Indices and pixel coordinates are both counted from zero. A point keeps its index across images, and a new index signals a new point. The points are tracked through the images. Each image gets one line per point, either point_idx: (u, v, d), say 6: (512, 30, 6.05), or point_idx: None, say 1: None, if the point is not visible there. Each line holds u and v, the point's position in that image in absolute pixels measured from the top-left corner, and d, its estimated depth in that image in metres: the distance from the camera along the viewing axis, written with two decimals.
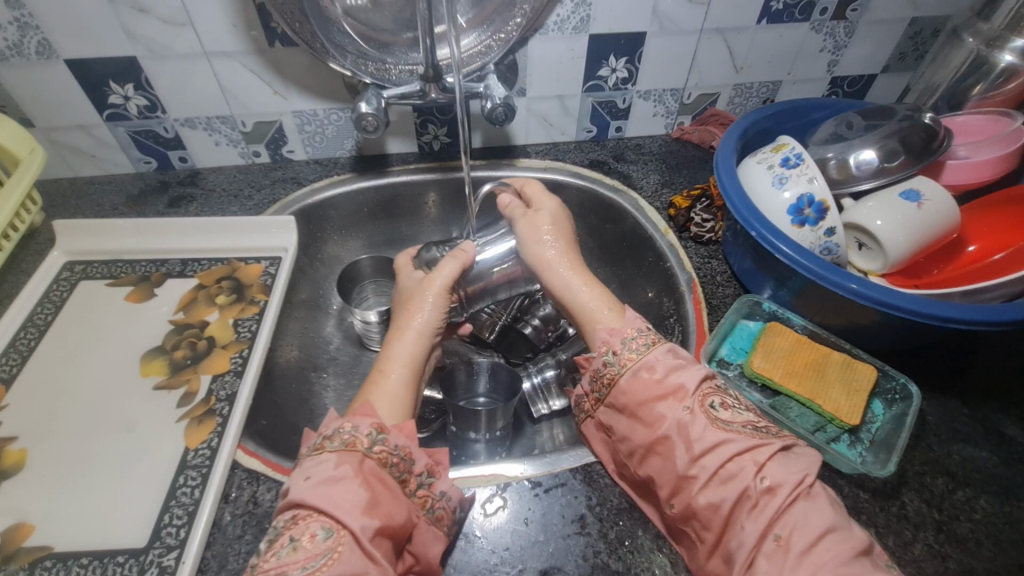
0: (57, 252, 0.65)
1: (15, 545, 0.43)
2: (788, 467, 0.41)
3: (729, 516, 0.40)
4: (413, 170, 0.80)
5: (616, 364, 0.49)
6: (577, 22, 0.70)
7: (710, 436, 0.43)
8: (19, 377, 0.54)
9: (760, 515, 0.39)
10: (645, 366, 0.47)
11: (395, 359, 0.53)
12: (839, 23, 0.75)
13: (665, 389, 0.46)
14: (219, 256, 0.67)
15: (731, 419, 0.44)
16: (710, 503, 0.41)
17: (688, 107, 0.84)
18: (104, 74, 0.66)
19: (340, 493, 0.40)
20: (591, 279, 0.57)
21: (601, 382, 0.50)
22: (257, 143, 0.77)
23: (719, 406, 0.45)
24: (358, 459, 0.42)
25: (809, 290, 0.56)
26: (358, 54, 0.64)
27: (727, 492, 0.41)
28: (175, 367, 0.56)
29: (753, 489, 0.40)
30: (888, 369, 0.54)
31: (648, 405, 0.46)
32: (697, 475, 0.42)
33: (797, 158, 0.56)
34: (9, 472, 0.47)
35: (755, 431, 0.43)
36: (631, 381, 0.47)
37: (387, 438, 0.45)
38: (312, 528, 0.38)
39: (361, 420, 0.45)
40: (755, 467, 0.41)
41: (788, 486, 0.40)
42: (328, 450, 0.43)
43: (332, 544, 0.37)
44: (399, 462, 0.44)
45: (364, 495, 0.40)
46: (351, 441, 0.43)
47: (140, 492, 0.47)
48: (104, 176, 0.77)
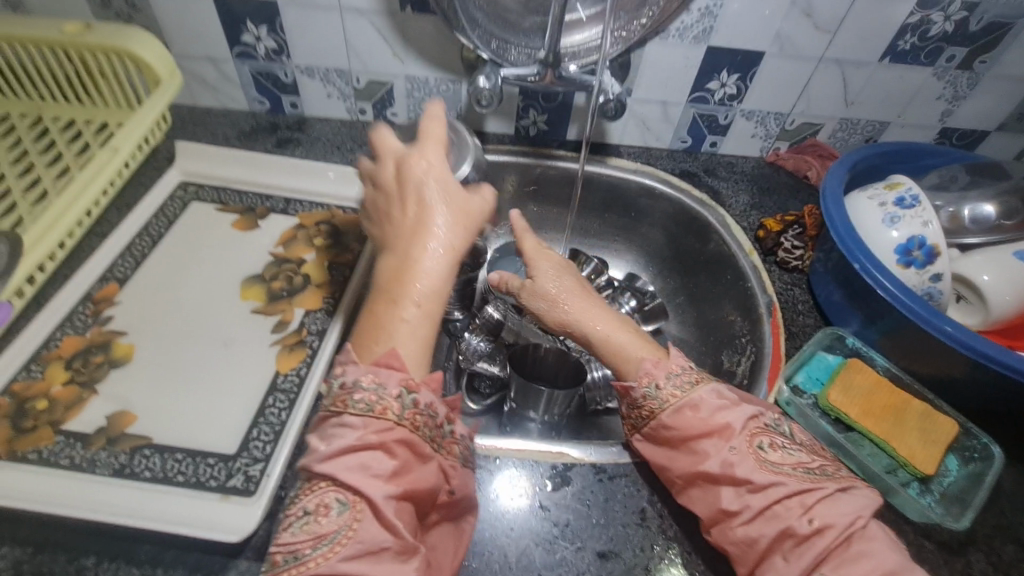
0: (174, 171, 0.68)
1: (120, 430, 0.47)
2: (839, 509, 0.41)
3: (769, 549, 0.41)
4: (506, 152, 0.82)
5: (658, 398, 0.47)
6: (699, 32, 0.71)
7: (758, 477, 0.42)
8: (131, 280, 0.58)
9: (805, 553, 0.40)
10: (692, 405, 0.46)
11: (406, 296, 0.42)
12: (964, 72, 0.74)
13: (711, 427, 0.45)
14: (317, 200, 0.69)
15: (781, 462, 0.43)
16: (748, 537, 0.42)
17: (789, 134, 0.83)
18: (243, 13, 0.70)
19: (357, 464, 0.37)
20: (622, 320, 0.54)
21: (640, 411, 0.48)
22: (365, 101, 0.80)
23: (767, 447, 0.44)
24: (384, 427, 0.38)
25: (901, 332, 0.55)
26: (486, 30, 0.66)
27: (769, 528, 0.41)
28: (272, 296, 0.59)
29: (799, 528, 0.40)
30: (971, 426, 0.53)
31: (691, 441, 0.45)
32: (740, 511, 0.42)
33: (913, 200, 0.55)
34: (118, 363, 0.51)
35: (808, 474, 0.43)
36: (676, 418, 0.46)
37: (417, 399, 0.39)
38: (327, 499, 0.36)
39: (389, 376, 0.39)
40: (802, 508, 0.41)
41: (839, 528, 0.40)
42: (348, 415, 0.38)
43: (348, 519, 0.36)
44: (428, 422, 0.40)
45: (388, 464, 0.37)
46: (377, 405, 0.38)
47: (231, 404, 0.50)
48: (220, 109, 0.81)
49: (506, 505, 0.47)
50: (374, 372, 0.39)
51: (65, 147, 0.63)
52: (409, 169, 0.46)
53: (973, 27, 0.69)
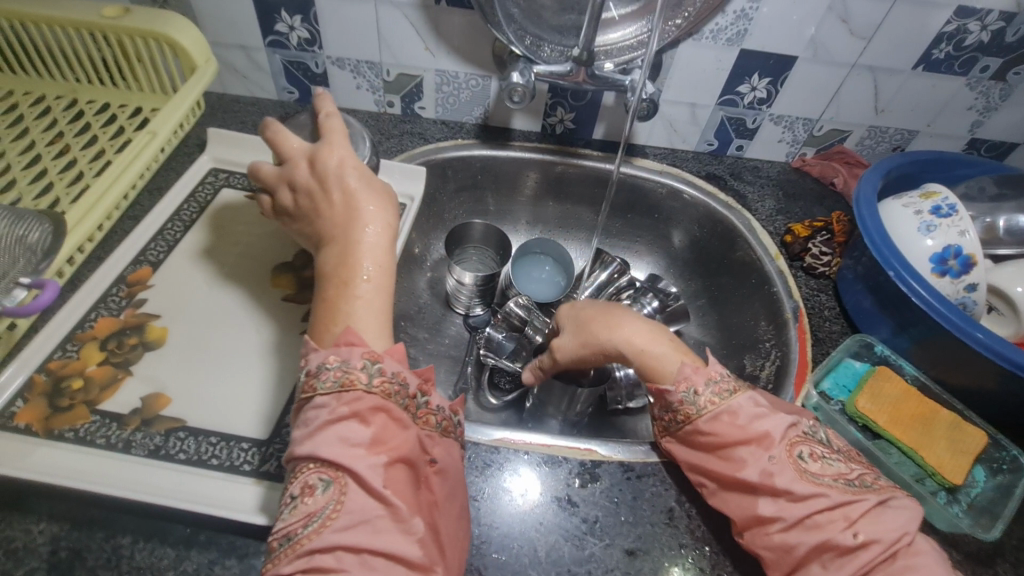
0: (205, 156, 0.68)
1: (154, 411, 0.47)
2: (884, 524, 0.39)
3: (805, 559, 0.40)
4: (531, 148, 0.82)
5: (695, 404, 0.45)
6: (733, 34, 0.71)
7: (799, 487, 0.41)
8: (164, 264, 0.58)
9: (847, 565, 0.38)
10: (729, 411, 0.44)
11: (352, 278, 0.45)
12: (997, 83, 0.73)
13: (749, 435, 0.43)
14: None
15: (821, 473, 0.42)
16: (784, 543, 0.41)
17: (816, 139, 0.83)
18: (278, 2, 0.70)
19: (339, 437, 0.37)
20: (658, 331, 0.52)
21: (675, 415, 0.47)
22: (394, 94, 0.81)
23: (807, 456, 0.43)
24: (354, 396, 0.39)
25: (933, 341, 0.55)
26: (521, 26, 0.66)
27: (809, 538, 0.40)
28: (303, 284, 0.59)
29: (841, 541, 0.39)
30: (1000, 437, 0.53)
31: (727, 448, 0.44)
32: (776, 519, 0.41)
33: (949, 209, 0.55)
34: (152, 345, 0.51)
35: (848, 486, 0.41)
36: (713, 423, 0.45)
37: (382, 367, 0.41)
38: (310, 480, 0.37)
39: (351, 351, 0.41)
40: (846, 522, 0.39)
41: (885, 544, 0.38)
42: (319, 394, 0.39)
43: (334, 494, 0.36)
44: (399, 390, 0.41)
45: (366, 433, 0.38)
46: (345, 377, 0.40)
47: (263, 390, 0.50)
48: (249, 98, 0.82)
49: (535, 500, 0.47)
50: (336, 351, 0.41)
51: (99, 130, 0.64)
52: (324, 165, 0.47)
53: (1009, 38, 0.69)
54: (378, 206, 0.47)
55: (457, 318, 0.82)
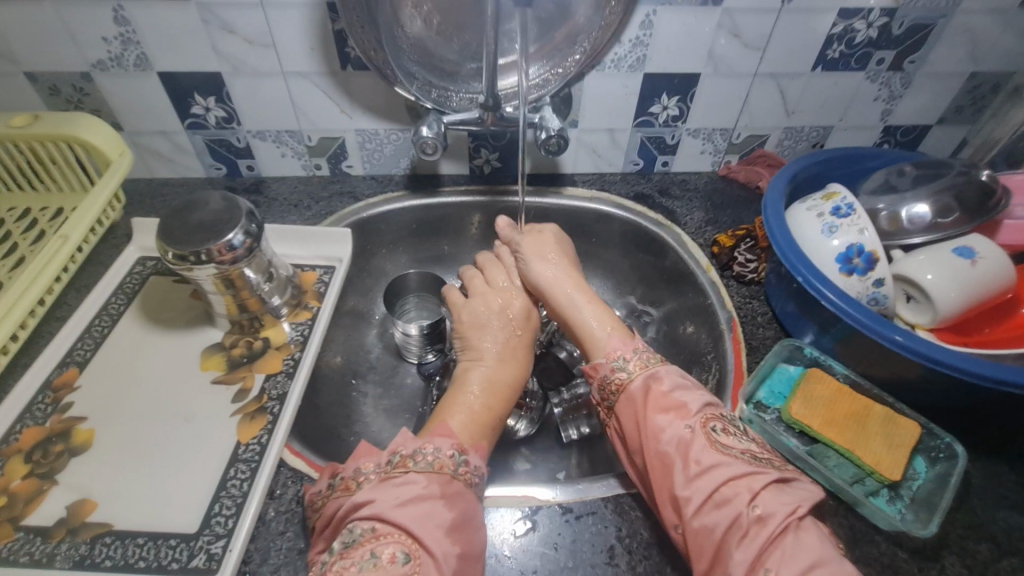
0: (132, 247, 0.68)
1: (79, 519, 0.47)
2: (780, 497, 0.42)
3: (722, 543, 0.41)
4: (462, 192, 0.83)
5: (626, 370, 0.52)
6: (633, 61, 0.72)
7: (707, 457, 0.45)
8: (91, 362, 0.58)
9: (750, 543, 0.40)
10: (654, 378, 0.51)
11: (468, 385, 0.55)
12: (895, 73, 0.74)
13: (670, 404, 0.49)
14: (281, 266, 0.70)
15: (730, 445, 0.46)
16: (704, 526, 0.42)
17: (736, 147, 0.84)
18: (190, 86, 0.72)
19: (421, 514, 0.42)
20: (594, 298, 0.61)
21: (610, 389, 0.53)
22: (319, 157, 0.82)
23: (719, 431, 0.47)
24: (445, 479, 0.45)
25: (853, 339, 0.55)
26: (425, 81, 0.68)
27: (721, 516, 0.42)
28: (232, 364, 0.59)
29: (745, 515, 0.42)
30: (933, 427, 0.53)
31: (650, 417, 0.49)
32: (691, 497, 0.44)
33: (848, 208, 0.57)
34: (78, 450, 0.51)
35: (755, 460, 0.45)
36: (640, 390, 0.51)
37: (466, 459, 0.48)
38: (392, 549, 0.40)
39: (442, 440, 0.48)
40: (749, 493, 0.43)
41: (779, 517, 0.41)
42: (413, 471, 0.45)
43: (410, 567, 0.39)
44: (479, 481, 0.47)
45: (447, 516, 0.43)
46: (435, 462, 0.46)
47: (192, 481, 0.50)
48: (178, 179, 0.83)
49: None
50: (432, 439, 0.48)
51: (20, 236, 0.64)
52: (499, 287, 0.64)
53: (895, 31, 0.70)
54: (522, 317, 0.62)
55: (411, 368, 0.79)
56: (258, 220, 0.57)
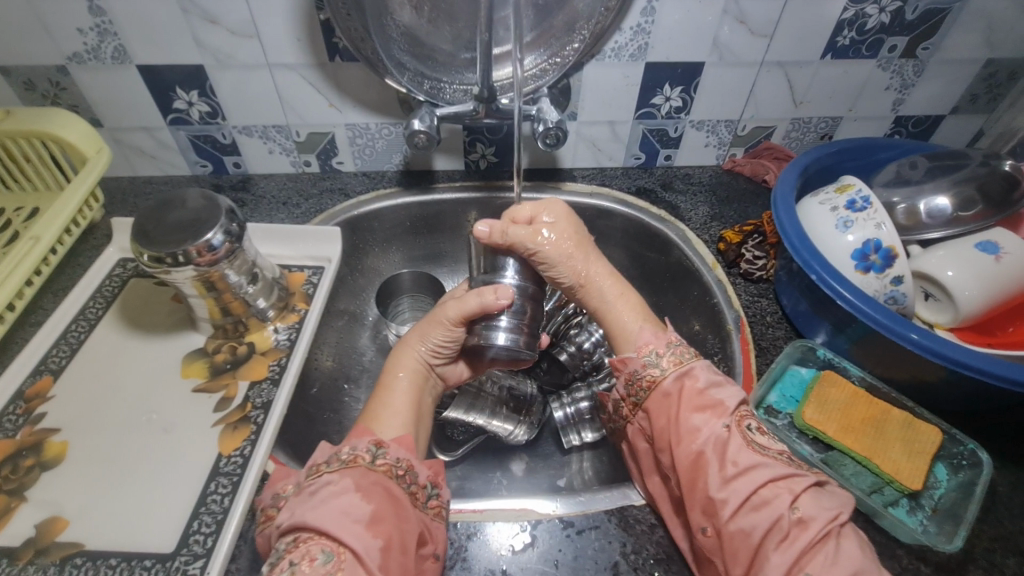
0: (112, 248, 0.65)
1: (49, 539, 0.44)
2: (821, 502, 0.40)
3: (760, 547, 0.39)
4: (457, 188, 0.80)
5: (658, 366, 0.48)
6: (634, 50, 0.68)
7: (744, 457, 0.42)
8: (66, 371, 0.55)
9: (791, 547, 0.38)
10: (690, 374, 0.47)
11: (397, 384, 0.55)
12: (908, 61, 0.71)
13: (705, 401, 0.45)
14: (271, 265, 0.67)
15: (767, 444, 0.43)
16: (742, 530, 0.40)
17: (742, 139, 0.81)
18: (172, 80, 0.69)
19: (335, 510, 0.39)
20: (628, 289, 0.56)
21: (639, 385, 0.48)
22: (308, 153, 0.79)
23: (755, 429, 0.44)
24: (359, 473, 0.42)
25: (869, 340, 0.52)
26: (416, 72, 0.65)
27: (760, 519, 0.39)
28: (215, 370, 0.56)
29: (786, 519, 0.39)
30: (955, 432, 0.50)
31: (684, 415, 0.45)
32: (727, 500, 0.41)
33: (864, 201, 0.54)
34: (50, 464, 0.48)
35: (791, 461, 0.43)
36: (676, 386, 0.47)
37: (387, 452, 0.45)
38: (313, 551, 0.37)
39: (358, 439, 0.45)
40: (790, 495, 0.40)
41: (821, 521, 0.39)
42: (327, 473, 0.42)
43: (332, 569, 0.36)
44: (404, 475, 0.44)
45: (367, 510, 0.39)
46: (351, 458, 0.43)
47: (171, 497, 0.47)
48: (162, 177, 0.80)
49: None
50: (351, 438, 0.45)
51: None
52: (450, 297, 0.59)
53: (909, 16, 0.67)
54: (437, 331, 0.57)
55: None
56: (239, 218, 0.54)
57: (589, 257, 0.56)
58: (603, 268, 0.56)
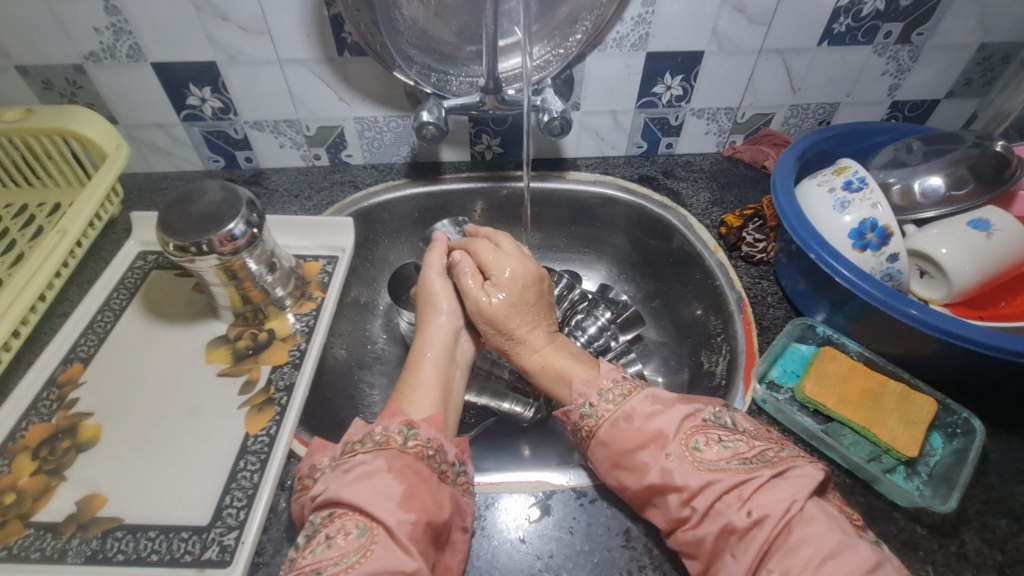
0: (132, 241, 0.67)
1: (90, 514, 0.46)
2: (774, 496, 0.41)
3: (717, 550, 0.41)
4: (463, 179, 0.82)
5: (593, 416, 0.49)
6: (636, 39, 0.70)
7: (694, 478, 0.43)
8: (95, 358, 0.57)
9: (749, 549, 0.39)
10: (626, 415, 0.48)
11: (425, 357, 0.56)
12: (903, 46, 0.73)
13: (646, 436, 0.46)
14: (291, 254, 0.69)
15: (717, 458, 0.43)
16: (699, 538, 0.42)
17: (741, 127, 0.83)
18: (185, 77, 0.70)
19: (371, 488, 0.41)
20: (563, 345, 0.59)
21: (581, 434, 0.50)
22: (318, 147, 0.81)
23: (702, 445, 0.44)
24: (391, 454, 0.44)
25: (867, 316, 0.55)
26: (423, 65, 0.66)
27: (714, 527, 0.41)
28: (238, 356, 0.58)
29: (738, 522, 0.40)
30: (949, 402, 0.52)
31: (630, 452, 0.46)
32: (688, 515, 0.43)
33: (860, 182, 0.57)
34: (85, 445, 0.51)
35: (742, 465, 0.43)
36: (613, 431, 0.47)
37: (418, 432, 0.46)
38: (347, 525, 0.40)
39: (390, 420, 0.47)
40: (739, 502, 0.41)
41: (775, 517, 0.39)
42: (362, 453, 0.44)
43: (366, 541, 0.39)
44: (434, 454, 0.46)
45: (399, 488, 0.42)
46: (384, 439, 0.45)
47: (202, 474, 0.49)
48: (176, 172, 0.82)
49: (494, 543, 0.47)
50: (380, 421, 0.47)
51: (18, 233, 0.64)
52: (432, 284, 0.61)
53: (904, 3, 0.68)
54: (447, 296, 0.60)
55: None
56: (258, 209, 0.56)
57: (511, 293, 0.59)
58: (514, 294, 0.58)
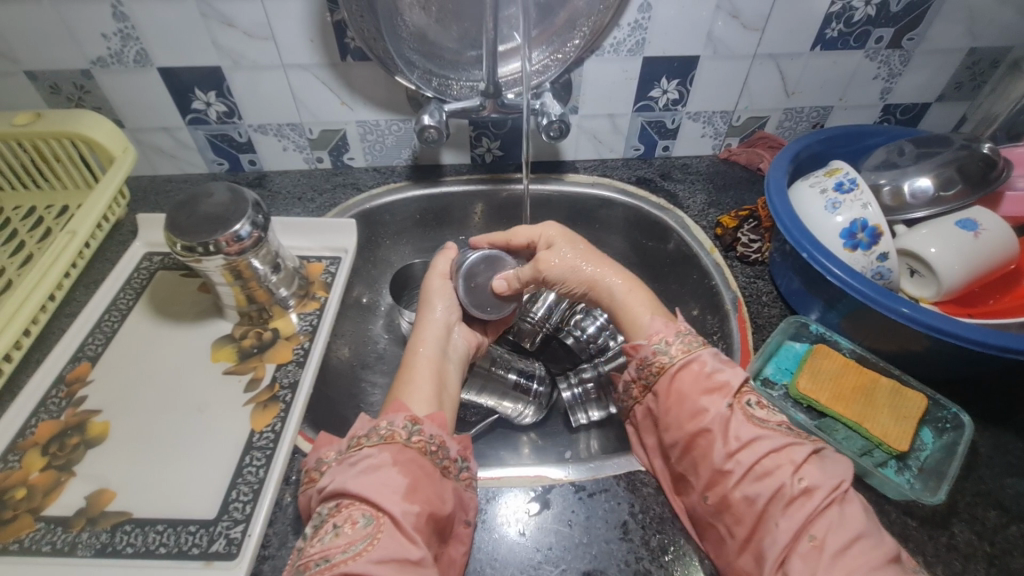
0: (138, 243, 0.69)
1: (99, 509, 0.47)
2: (826, 469, 0.43)
3: (764, 512, 0.42)
4: (464, 181, 0.83)
5: (667, 353, 0.50)
6: (633, 44, 0.71)
7: (746, 432, 0.45)
8: (103, 356, 0.58)
9: (796, 513, 0.41)
10: (696, 361, 0.49)
11: (417, 352, 0.57)
12: (894, 51, 0.74)
13: (713, 384, 0.47)
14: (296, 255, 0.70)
15: (767, 418, 0.46)
16: (746, 497, 0.43)
17: (737, 129, 0.84)
18: (190, 82, 0.72)
19: (380, 481, 0.42)
20: (637, 284, 0.59)
21: (650, 369, 0.51)
22: (321, 150, 0.82)
23: (755, 404, 0.47)
24: (396, 448, 0.45)
25: (859, 314, 0.56)
26: (424, 70, 0.68)
27: (763, 488, 0.43)
28: (243, 354, 0.60)
29: (790, 487, 0.42)
30: (939, 397, 0.53)
31: (693, 398, 0.47)
32: (732, 469, 0.44)
33: (851, 183, 0.58)
34: (94, 441, 0.52)
35: (792, 431, 0.45)
36: (683, 370, 0.49)
37: (422, 428, 0.47)
38: (354, 515, 0.41)
39: (396, 414, 0.47)
40: (792, 466, 0.43)
41: (825, 488, 0.41)
42: (368, 446, 0.45)
43: (373, 530, 0.40)
44: (437, 450, 0.46)
45: (403, 481, 0.43)
46: (388, 434, 0.46)
47: (208, 470, 0.50)
48: (180, 175, 0.83)
49: (494, 536, 0.48)
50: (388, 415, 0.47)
51: (27, 234, 0.65)
52: (431, 284, 0.64)
53: (894, 8, 0.69)
54: (443, 294, 0.63)
55: None
56: (264, 210, 0.58)
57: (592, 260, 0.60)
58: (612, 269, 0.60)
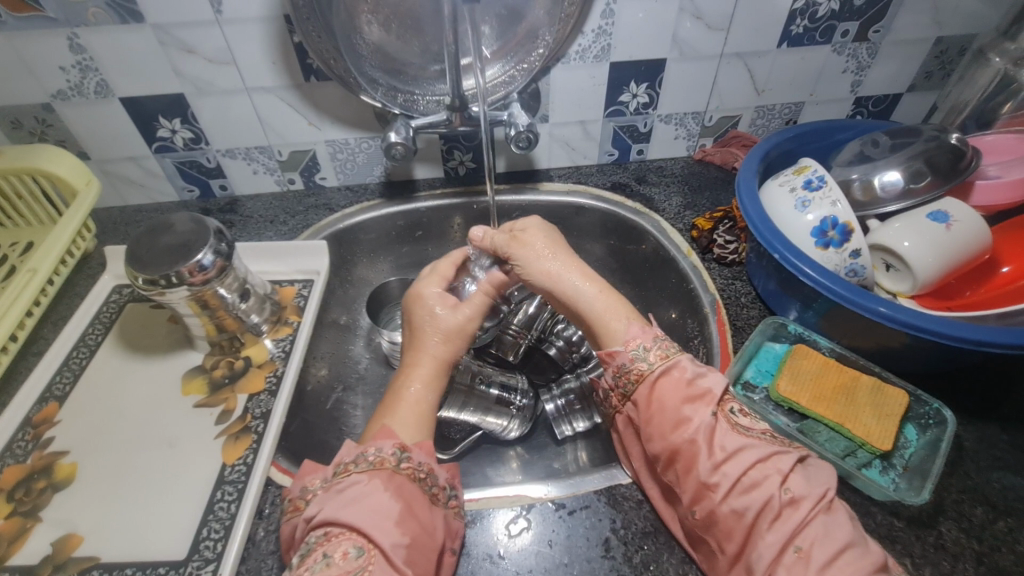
0: (106, 276, 0.68)
1: (66, 555, 0.46)
2: (812, 480, 0.42)
3: (752, 526, 0.41)
4: (438, 196, 0.83)
5: (645, 359, 0.49)
6: (598, 51, 0.71)
7: (730, 441, 0.44)
8: (71, 395, 0.57)
9: (783, 527, 0.40)
10: (676, 366, 0.48)
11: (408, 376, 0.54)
12: (861, 44, 0.74)
13: (694, 392, 0.47)
14: (274, 279, 0.70)
15: (751, 426, 0.46)
16: (735, 511, 0.42)
17: (710, 130, 0.84)
18: (154, 110, 0.71)
19: (370, 510, 0.42)
20: (607, 287, 0.56)
21: (627, 377, 0.50)
22: (292, 171, 0.81)
23: (738, 412, 0.47)
24: (386, 475, 0.44)
25: (836, 313, 0.55)
26: (389, 87, 0.67)
27: (752, 500, 0.41)
28: (214, 386, 0.59)
29: (776, 499, 0.41)
30: (921, 393, 0.53)
31: (674, 406, 0.46)
32: (718, 482, 0.43)
33: (819, 181, 0.57)
34: (61, 484, 0.50)
35: (774, 438, 0.45)
36: (663, 378, 0.48)
37: (410, 456, 0.47)
38: (344, 546, 0.40)
39: (385, 441, 0.47)
40: (780, 476, 0.42)
41: (812, 498, 0.41)
42: (355, 472, 0.44)
43: (364, 562, 0.39)
44: (425, 478, 0.46)
45: (394, 507, 0.42)
46: (377, 460, 0.45)
47: (178, 508, 0.49)
48: (152, 205, 0.82)
49: (475, 562, 0.47)
50: (375, 442, 0.47)
51: None
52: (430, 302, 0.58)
53: (857, 2, 0.69)
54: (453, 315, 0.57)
55: None
56: (228, 238, 0.57)
57: (559, 255, 0.58)
58: (576, 265, 0.57)
